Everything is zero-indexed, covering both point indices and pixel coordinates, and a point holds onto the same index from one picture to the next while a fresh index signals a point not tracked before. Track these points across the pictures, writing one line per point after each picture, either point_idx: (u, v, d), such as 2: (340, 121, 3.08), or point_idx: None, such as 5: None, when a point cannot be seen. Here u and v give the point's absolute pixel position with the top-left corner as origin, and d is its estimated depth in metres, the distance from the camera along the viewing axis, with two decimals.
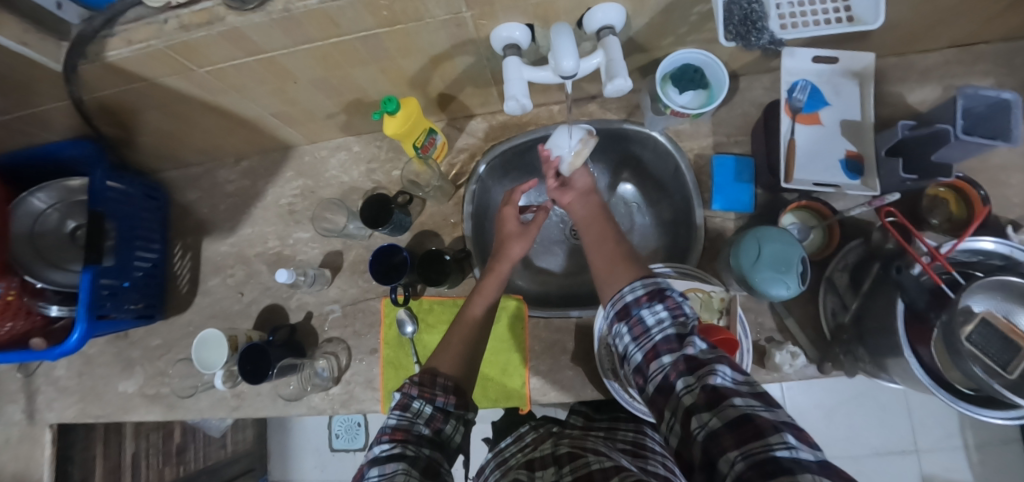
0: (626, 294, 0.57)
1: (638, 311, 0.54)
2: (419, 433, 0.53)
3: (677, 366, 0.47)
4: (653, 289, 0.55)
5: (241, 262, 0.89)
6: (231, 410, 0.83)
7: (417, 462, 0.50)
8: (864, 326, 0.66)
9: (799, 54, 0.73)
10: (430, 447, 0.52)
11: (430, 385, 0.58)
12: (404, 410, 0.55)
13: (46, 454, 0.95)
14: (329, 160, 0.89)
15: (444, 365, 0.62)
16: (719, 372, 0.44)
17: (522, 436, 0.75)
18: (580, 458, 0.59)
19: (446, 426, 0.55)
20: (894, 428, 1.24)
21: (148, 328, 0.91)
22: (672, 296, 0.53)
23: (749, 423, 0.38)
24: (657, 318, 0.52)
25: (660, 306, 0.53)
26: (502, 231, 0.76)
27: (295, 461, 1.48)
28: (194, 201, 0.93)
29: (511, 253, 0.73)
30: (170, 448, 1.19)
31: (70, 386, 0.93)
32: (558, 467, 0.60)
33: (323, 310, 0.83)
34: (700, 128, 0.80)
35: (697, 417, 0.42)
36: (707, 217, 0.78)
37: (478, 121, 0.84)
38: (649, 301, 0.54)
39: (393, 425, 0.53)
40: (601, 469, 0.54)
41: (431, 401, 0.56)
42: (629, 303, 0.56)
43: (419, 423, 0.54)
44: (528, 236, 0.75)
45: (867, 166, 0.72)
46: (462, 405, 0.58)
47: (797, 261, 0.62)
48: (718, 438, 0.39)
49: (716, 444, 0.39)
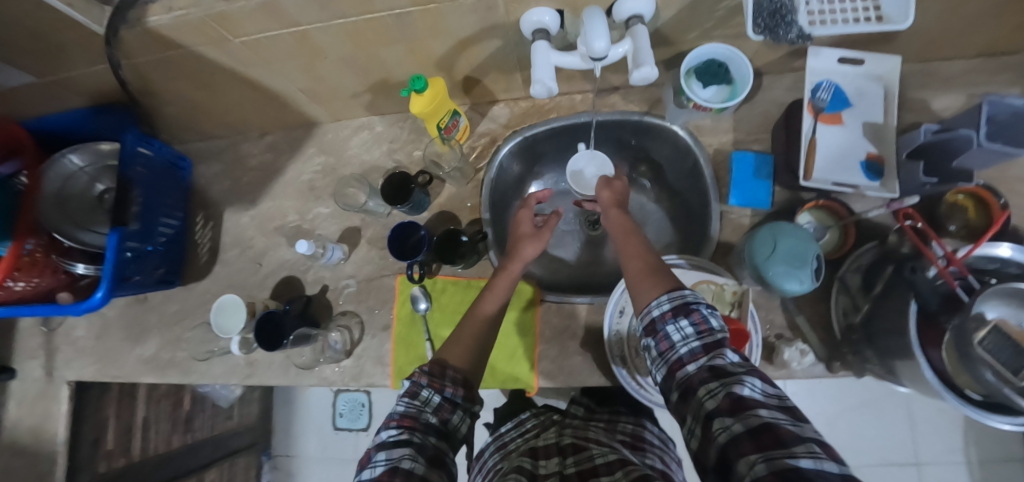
0: (653, 308, 0.56)
1: (665, 327, 0.54)
2: (427, 422, 0.54)
3: (701, 376, 0.47)
4: (679, 303, 0.54)
5: (259, 234, 0.91)
6: (243, 377, 0.85)
7: (425, 450, 0.51)
8: (873, 327, 0.66)
9: (824, 54, 0.73)
10: (436, 436, 0.54)
11: (440, 376, 0.58)
12: (413, 398, 0.56)
13: (63, 411, 0.98)
14: (351, 139, 0.90)
15: (454, 358, 0.62)
16: (745, 383, 0.44)
17: (523, 421, 0.77)
18: (584, 450, 0.60)
19: (453, 417, 0.56)
20: (897, 440, 1.24)
21: (167, 293, 0.93)
22: (698, 311, 0.52)
23: (773, 431, 0.39)
24: (682, 334, 0.52)
25: (685, 321, 0.52)
26: (517, 231, 0.77)
27: (298, 438, 1.51)
28: (217, 173, 0.95)
29: (523, 254, 0.74)
30: (180, 415, 1.22)
31: (88, 347, 0.96)
32: (562, 457, 0.61)
33: (338, 285, 0.84)
34: (720, 123, 0.80)
35: (718, 420, 0.43)
36: (723, 211, 0.78)
37: (501, 107, 0.85)
38: (677, 316, 0.53)
39: (401, 412, 0.54)
40: (605, 464, 0.55)
41: (440, 391, 0.57)
42: (657, 317, 0.55)
43: (426, 411, 0.55)
44: (541, 238, 0.76)
45: (888, 169, 0.72)
46: (470, 397, 0.59)
47: (812, 257, 0.63)
48: (740, 443, 0.40)
49: (737, 448, 0.40)
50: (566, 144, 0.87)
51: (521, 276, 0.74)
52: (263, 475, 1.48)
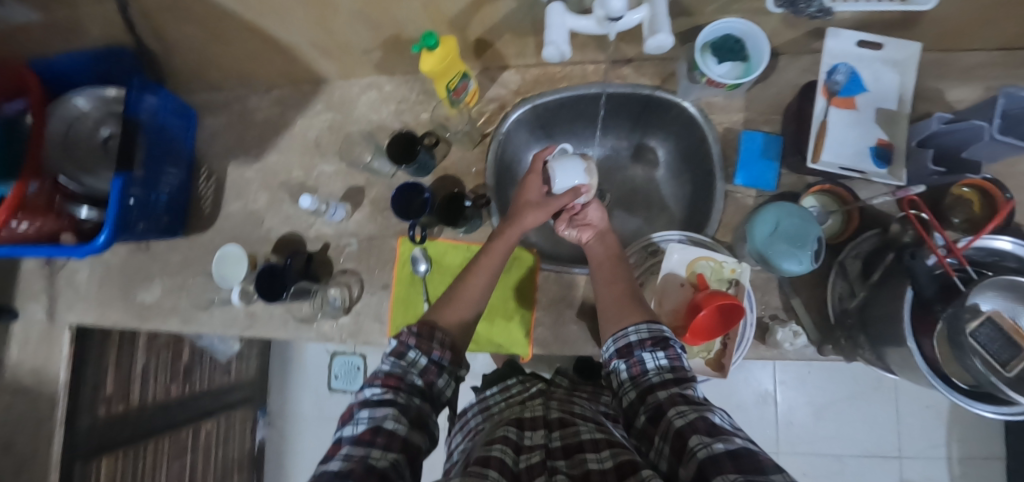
0: (628, 335, 0.57)
1: (641, 354, 0.55)
2: (410, 384, 0.56)
3: (673, 400, 0.47)
4: (658, 335, 0.56)
5: (264, 188, 0.91)
6: (243, 328, 0.86)
7: (408, 411, 0.53)
8: (868, 313, 0.66)
9: (844, 36, 0.72)
10: (419, 398, 0.55)
11: (428, 338, 0.60)
12: (399, 358, 0.58)
13: (64, 354, 1.00)
14: (360, 97, 0.89)
15: (444, 320, 0.64)
16: (717, 414, 0.44)
17: (507, 387, 0.80)
18: (572, 426, 0.57)
19: (438, 380, 0.59)
20: (881, 432, 1.26)
21: (170, 243, 0.93)
22: (675, 348, 0.54)
23: (752, 458, 0.36)
24: (657, 364, 0.53)
25: (662, 353, 0.54)
26: (521, 198, 0.74)
27: (294, 397, 1.54)
28: (223, 126, 0.95)
29: (522, 222, 0.71)
30: (179, 366, 1.25)
31: (90, 292, 0.97)
32: (548, 431, 0.58)
33: (340, 243, 0.84)
34: (733, 102, 0.79)
35: (696, 437, 0.40)
36: (728, 191, 0.78)
37: (512, 73, 0.84)
38: (654, 346, 0.55)
39: (386, 372, 0.56)
40: (591, 440, 0.51)
41: (426, 353, 0.59)
42: (632, 343, 0.56)
43: (412, 372, 0.57)
44: (547, 207, 0.71)
45: (896, 156, 0.71)
46: (455, 362, 0.62)
47: (812, 238, 0.63)
48: (717, 462, 0.36)
49: (712, 467, 0.36)
50: (575, 115, 0.86)
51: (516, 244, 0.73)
52: (258, 430, 1.52)
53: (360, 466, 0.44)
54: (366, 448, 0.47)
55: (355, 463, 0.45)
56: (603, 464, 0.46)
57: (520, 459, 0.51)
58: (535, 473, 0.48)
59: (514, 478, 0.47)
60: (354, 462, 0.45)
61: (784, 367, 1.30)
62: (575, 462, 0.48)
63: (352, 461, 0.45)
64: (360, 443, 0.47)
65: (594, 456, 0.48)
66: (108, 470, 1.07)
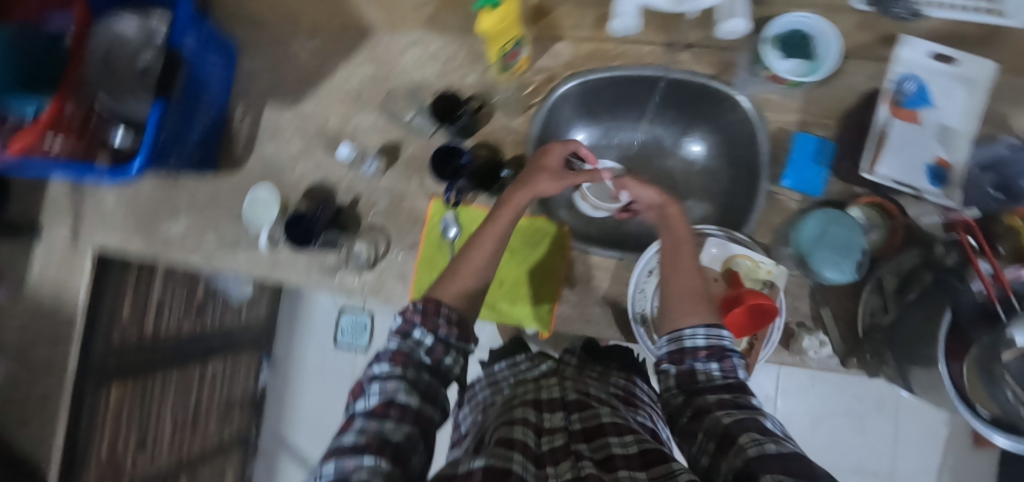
0: (686, 338, 0.54)
1: (694, 363, 0.52)
2: (418, 361, 0.55)
3: (721, 403, 0.47)
4: (715, 346, 0.53)
5: (299, 134, 0.90)
6: (266, 272, 0.86)
7: (417, 385, 0.53)
8: (899, 331, 0.66)
9: (918, 45, 0.68)
10: (428, 374, 0.55)
11: (433, 314, 0.58)
12: (405, 337, 0.57)
13: (85, 277, 1.01)
14: (405, 52, 0.87)
15: (448, 297, 0.61)
16: (768, 419, 0.44)
17: (518, 362, 0.82)
18: (591, 409, 0.57)
19: (446, 358, 0.58)
20: (875, 451, 1.27)
21: (199, 180, 0.93)
22: (732, 359, 0.52)
23: (805, 463, 0.37)
24: (709, 375, 0.51)
25: (715, 365, 0.52)
26: (541, 162, 0.71)
27: (300, 345, 1.56)
28: (262, 67, 0.93)
29: (535, 186, 0.69)
30: (192, 303, 1.26)
31: (116, 217, 0.97)
32: (567, 413, 0.58)
33: (371, 198, 0.84)
34: (790, 101, 0.76)
35: (748, 435, 0.41)
36: (773, 192, 0.76)
37: (565, 45, 0.81)
38: (709, 357, 0.52)
39: (394, 349, 0.56)
40: (614, 425, 0.51)
41: (433, 332, 0.57)
42: (688, 349, 0.53)
43: (420, 351, 0.56)
44: (564, 177, 0.70)
45: (953, 177, 0.69)
46: (463, 339, 0.60)
47: (857, 249, 0.64)
48: (766, 461, 0.37)
49: (762, 465, 0.37)
50: (624, 95, 0.84)
51: (525, 209, 0.68)
52: (262, 375, 1.54)
53: (375, 440, 0.45)
54: (379, 421, 0.47)
55: (370, 437, 0.45)
56: (627, 449, 0.46)
57: (541, 442, 0.50)
58: (559, 456, 0.47)
59: (536, 461, 0.46)
60: (367, 436, 0.45)
61: (790, 373, 1.29)
62: (598, 445, 0.47)
63: (366, 435, 0.46)
64: (374, 417, 0.48)
65: (617, 440, 0.47)
66: (118, 397, 1.07)
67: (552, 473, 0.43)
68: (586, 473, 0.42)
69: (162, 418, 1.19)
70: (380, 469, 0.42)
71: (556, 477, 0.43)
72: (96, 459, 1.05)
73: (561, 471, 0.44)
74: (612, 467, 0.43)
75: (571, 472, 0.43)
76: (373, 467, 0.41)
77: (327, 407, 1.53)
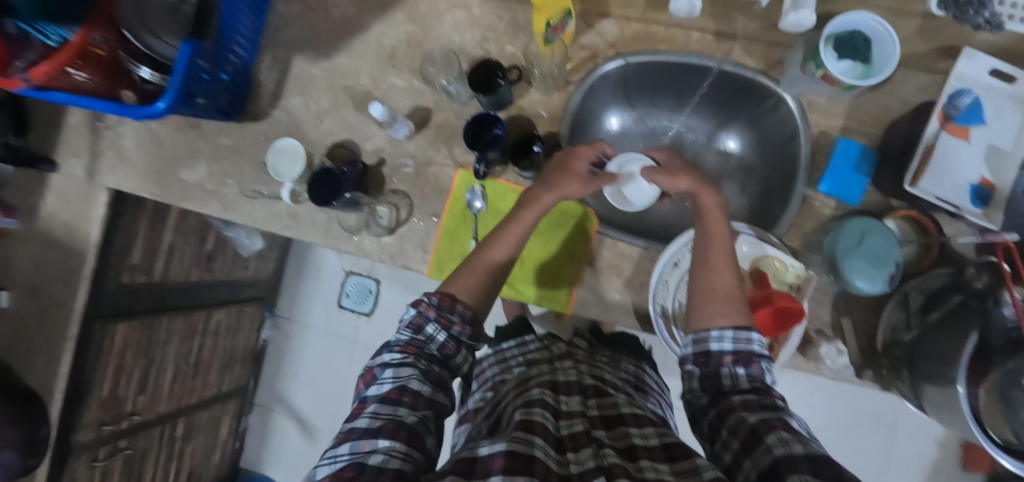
0: (712, 341, 0.56)
1: (720, 367, 0.54)
2: (430, 353, 0.57)
3: (747, 404, 0.49)
4: (743, 352, 0.54)
5: (328, 89, 0.88)
6: (283, 228, 0.85)
7: (428, 374, 0.54)
8: (918, 350, 0.64)
9: (979, 59, 0.66)
10: (439, 366, 0.57)
11: (448, 310, 0.60)
12: (417, 331, 0.59)
13: (97, 215, 0.98)
14: (445, 15, 0.84)
15: (463, 293, 0.63)
16: (793, 419, 0.47)
17: (526, 342, 0.82)
18: (608, 396, 0.58)
19: (457, 354, 0.60)
20: (864, 466, 1.28)
21: (222, 126, 0.91)
22: (760, 365, 0.53)
23: (835, 466, 0.39)
24: (734, 378, 0.53)
25: (743, 370, 0.53)
26: (568, 165, 0.71)
27: (305, 305, 1.57)
28: (296, 15, 0.89)
29: (563, 188, 0.69)
30: (203, 252, 1.25)
31: (134, 158, 0.95)
32: (583, 398, 0.58)
33: (396, 163, 0.83)
34: (836, 104, 0.74)
35: (776, 435, 0.43)
36: (808, 196, 0.75)
37: (611, 23, 0.78)
38: (735, 363, 0.54)
39: (405, 340, 0.58)
40: (633, 416, 0.53)
41: (446, 328, 0.59)
42: (713, 353, 0.55)
43: (431, 344, 0.58)
44: (590, 183, 0.71)
45: (996, 199, 0.67)
46: (475, 337, 0.61)
47: (892, 262, 0.64)
48: (794, 463, 0.39)
49: (790, 466, 0.40)
50: (663, 82, 0.83)
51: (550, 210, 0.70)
52: (264, 330, 1.55)
53: (390, 424, 0.47)
54: (393, 407, 0.49)
55: (385, 422, 0.47)
56: (649, 441, 0.47)
57: (560, 426, 0.50)
58: (581, 442, 0.47)
59: (558, 446, 0.46)
60: (382, 420, 0.47)
61: (793, 379, 1.29)
62: (619, 435, 0.49)
63: (381, 419, 0.47)
64: (387, 403, 0.49)
65: (638, 432, 0.49)
66: (123, 336, 1.06)
67: (574, 460, 0.44)
68: (611, 463, 0.42)
69: (164, 361, 1.18)
70: (396, 453, 0.44)
71: (578, 465, 0.43)
72: (97, 398, 1.04)
73: (583, 459, 0.44)
74: (635, 457, 0.44)
75: (594, 461, 0.43)
76: (389, 451, 0.44)
77: (326, 368, 1.54)
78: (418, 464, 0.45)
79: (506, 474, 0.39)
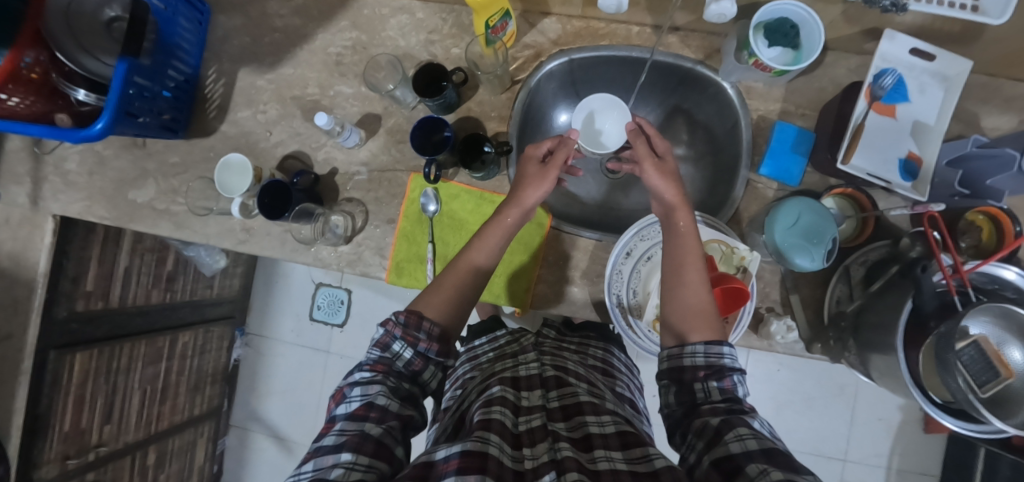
0: (686, 357, 0.57)
1: (693, 382, 0.56)
2: (398, 370, 0.58)
3: (715, 410, 0.51)
4: (715, 364, 0.55)
5: (276, 100, 0.87)
6: (238, 243, 0.84)
7: (398, 391, 0.56)
8: (862, 320, 0.67)
9: (900, 40, 0.69)
10: (408, 382, 0.58)
11: (415, 327, 0.60)
12: (384, 349, 0.59)
13: (46, 241, 0.93)
14: (389, 20, 0.84)
15: (431, 310, 0.64)
16: (756, 420, 0.49)
17: (496, 338, 0.83)
18: (568, 387, 0.59)
19: (425, 370, 0.61)
20: (833, 435, 1.33)
21: (168, 143, 0.89)
22: (731, 377, 0.54)
23: (787, 457, 0.42)
24: (707, 392, 0.54)
25: (715, 384, 0.54)
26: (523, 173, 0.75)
27: (275, 319, 1.54)
28: (238, 27, 0.88)
29: (524, 199, 0.72)
30: (162, 273, 1.22)
31: (77, 181, 0.92)
32: (543, 391, 0.59)
33: (348, 171, 0.82)
34: (773, 90, 0.77)
35: (734, 430, 0.46)
36: (751, 179, 0.77)
37: (553, 21, 0.80)
38: (708, 377, 0.55)
39: (374, 358, 0.58)
40: (589, 403, 0.54)
41: (412, 345, 0.60)
42: (687, 367, 0.57)
43: (399, 361, 0.59)
44: (547, 178, 0.72)
45: (923, 172, 0.71)
46: (443, 352, 0.62)
47: (829, 237, 0.66)
48: (752, 456, 0.42)
49: (747, 458, 0.43)
50: (611, 74, 0.84)
51: (518, 224, 0.72)
52: (234, 349, 1.52)
53: (355, 437, 0.47)
54: (359, 423, 0.49)
55: (350, 436, 0.48)
56: (604, 428, 0.49)
57: (518, 422, 0.51)
58: (537, 437, 0.48)
59: (514, 442, 0.47)
60: (347, 435, 0.48)
61: (757, 359, 1.34)
62: (575, 425, 0.50)
63: (347, 435, 0.48)
64: (353, 419, 0.50)
65: (594, 420, 0.50)
66: (82, 365, 1.02)
67: (529, 455, 0.45)
68: (563, 455, 0.43)
69: (129, 388, 1.15)
70: (358, 465, 0.44)
71: (533, 459, 0.45)
72: (58, 431, 1.00)
73: (538, 453, 0.45)
74: (590, 447, 0.46)
75: (548, 455, 0.44)
76: (350, 464, 0.44)
77: (300, 384, 1.51)
78: (383, 473, 0.46)
79: (459, 474, 0.40)
